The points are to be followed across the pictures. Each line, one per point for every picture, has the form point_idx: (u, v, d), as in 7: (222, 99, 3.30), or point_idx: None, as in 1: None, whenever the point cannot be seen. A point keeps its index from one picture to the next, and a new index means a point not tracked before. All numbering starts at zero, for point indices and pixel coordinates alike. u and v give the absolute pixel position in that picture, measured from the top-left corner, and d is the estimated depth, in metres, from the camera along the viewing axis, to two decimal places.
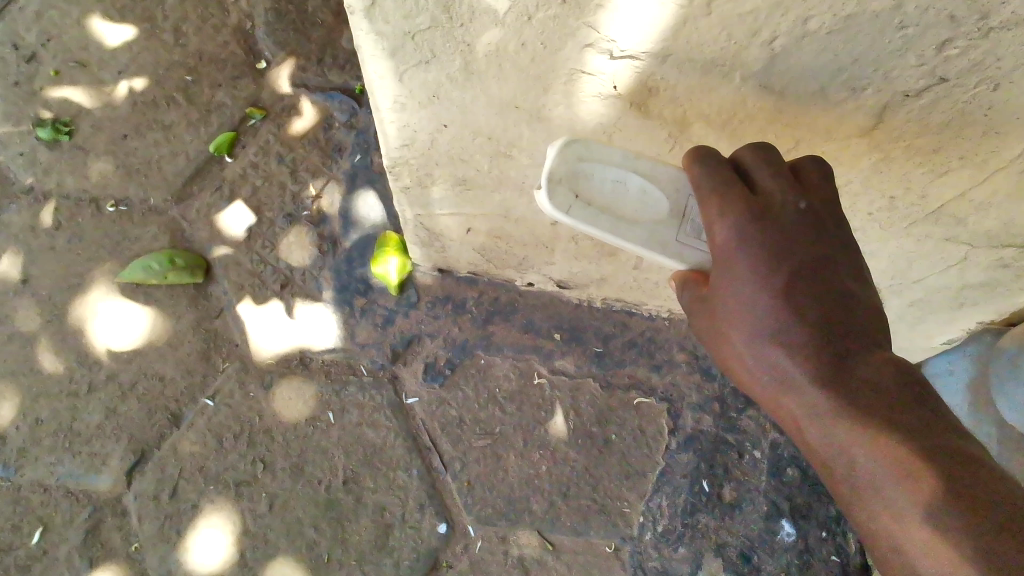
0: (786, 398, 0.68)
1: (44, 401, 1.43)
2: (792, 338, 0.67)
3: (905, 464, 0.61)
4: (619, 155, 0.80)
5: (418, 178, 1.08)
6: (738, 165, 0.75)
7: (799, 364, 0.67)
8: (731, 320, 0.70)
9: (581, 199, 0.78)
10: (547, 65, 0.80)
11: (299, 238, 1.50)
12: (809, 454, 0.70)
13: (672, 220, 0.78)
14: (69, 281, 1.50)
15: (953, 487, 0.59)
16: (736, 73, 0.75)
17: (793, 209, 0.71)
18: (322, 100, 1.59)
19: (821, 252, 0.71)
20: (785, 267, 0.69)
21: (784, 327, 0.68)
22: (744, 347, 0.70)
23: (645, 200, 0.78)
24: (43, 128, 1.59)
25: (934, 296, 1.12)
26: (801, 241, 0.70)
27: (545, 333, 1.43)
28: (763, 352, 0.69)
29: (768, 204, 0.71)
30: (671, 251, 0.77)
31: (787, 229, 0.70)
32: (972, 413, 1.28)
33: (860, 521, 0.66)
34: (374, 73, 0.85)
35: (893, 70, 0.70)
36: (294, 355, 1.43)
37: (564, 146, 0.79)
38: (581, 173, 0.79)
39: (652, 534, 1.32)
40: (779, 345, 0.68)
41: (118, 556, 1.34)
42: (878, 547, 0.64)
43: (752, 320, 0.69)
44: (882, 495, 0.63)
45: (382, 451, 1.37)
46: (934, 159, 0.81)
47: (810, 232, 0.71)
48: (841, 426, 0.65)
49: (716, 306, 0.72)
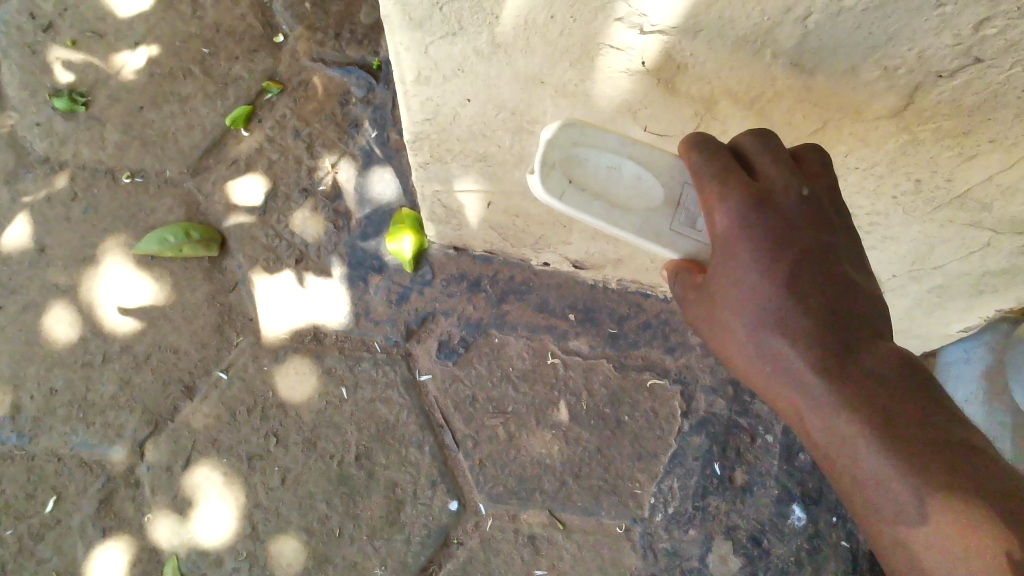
0: (787, 388, 0.70)
1: (59, 370, 1.43)
2: (796, 331, 0.69)
3: (915, 458, 0.63)
4: (614, 140, 0.80)
5: (439, 153, 1.08)
6: (739, 148, 0.75)
7: (802, 356, 0.68)
8: (734, 310, 0.71)
9: (574, 183, 0.79)
10: (576, 39, 0.79)
11: (314, 213, 1.49)
12: (807, 442, 0.72)
13: (666, 209, 0.78)
14: (84, 251, 1.50)
15: (960, 482, 0.62)
16: (767, 50, 0.74)
17: (797, 196, 0.72)
18: (339, 75, 1.58)
19: (824, 241, 0.72)
20: (789, 256, 0.70)
21: (788, 318, 0.69)
22: (747, 336, 0.71)
23: (640, 188, 0.79)
24: (60, 99, 1.59)
25: (955, 283, 1.11)
26: (805, 230, 0.71)
27: (560, 313, 1.42)
28: (765, 342, 0.70)
29: (771, 191, 0.71)
30: (664, 241, 0.78)
31: (791, 217, 0.71)
32: (986, 400, 1.27)
33: (861, 511, 0.68)
34: (400, 45, 0.85)
35: (928, 49, 0.69)
36: (307, 330, 1.43)
37: (557, 130, 0.78)
38: (575, 157, 0.79)
39: (663, 516, 1.32)
40: (782, 335, 0.69)
41: (132, 526, 1.35)
42: (882, 538, 0.67)
43: (756, 310, 0.70)
44: (888, 490, 0.64)
45: (394, 427, 1.37)
46: (964, 142, 0.80)
47: (813, 220, 0.72)
48: (843, 418, 0.66)
49: (718, 296, 0.73)
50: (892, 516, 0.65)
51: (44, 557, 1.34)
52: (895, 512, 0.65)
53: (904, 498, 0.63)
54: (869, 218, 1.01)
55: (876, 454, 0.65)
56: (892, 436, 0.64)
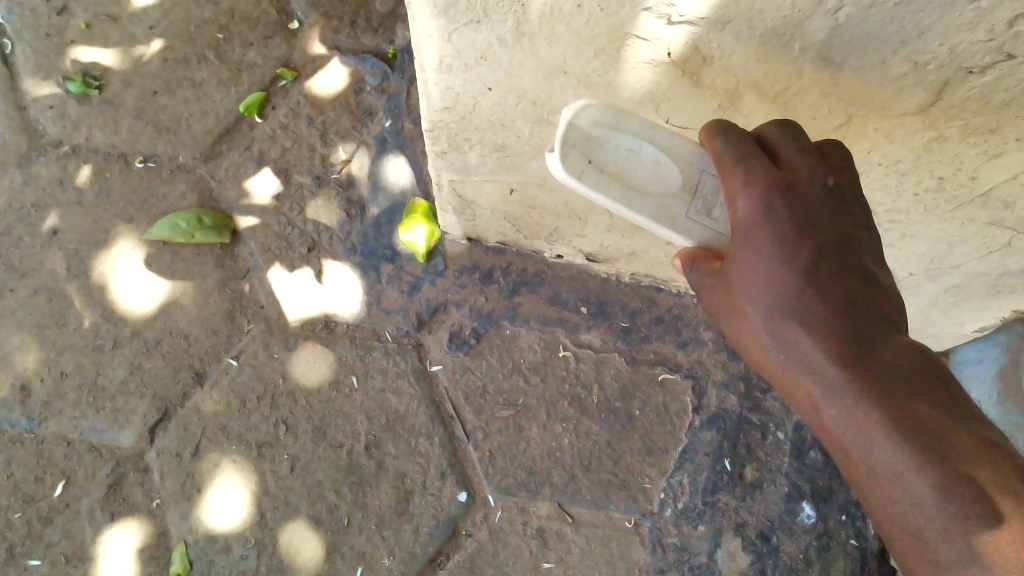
0: (804, 378, 0.69)
1: (69, 355, 1.43)
2: (813, 318, 0.68)
3: (931, 451, 0.63)
4: (635, 123, 0.79)
5: (456, 142, 1.07)
6: (760, 136, 0.75)
7: (819, 343, 0.68)
8: (752, 296, 0.71)
9: (594, 164, 0.77)
10: (602, 28, 0.78)
11: (327, 201, 1.49)
12: (821, 434, 0.71)
13: (683, 195, 0.78)
14: (96, 236, 1.49)
15: (971, 475, 0.63)
16: (795, 43, 0.74)
17: (819, 184, 0.72)
18: (354, 63, 1.57)
19: (843, 232, 0.72)
20: (810, 245, 0.70)
21: (807, 307, 0.69)
22: (764, 324, 0.70)
23: (658, 172, 0.78)
24: (73, 82, 1.58)
25: (973, 283, 1.10)
26: (826, 218, 0.71)
27: (572, 306, 1.42)
28: (782, 330, 0.69)
29: (794, 179, 0.71)
30: (680, 228, 0.77)
31: (812, 206, 0.71)
32: (998, 403, 1.25)
33: (873, 506, 0.67)
34: (421, 31, 0.84)
35: (959, 43, 0.69)
36: (319, 318, 1.42)
37: (579, 110, 0.78)
38: (595, 138, 0.78)
39: (672, 511, 1.32)
40: (801, 324, 0.69)
41: (140, 511, 1.35)
42: (895, 536, 0.66)
43: (775, 297, 0.69)
44: (905, 481, 0.64)
45: (404, 417, 1.37)
46: (990, 139, 0.80)
47: (834, 210, 0.72)
48: (859, 407, 0.66)
49: (734, 283, 0.72)
50: (909, 511, 0.64)
51: (52, 541, 1.34)
52: (911, 507, 0.64)
53: (923, 490, 0.63)
54: (889, 215, 1.00)
55: (894, 446, 0.64)
56: (912, 428, 0.64)
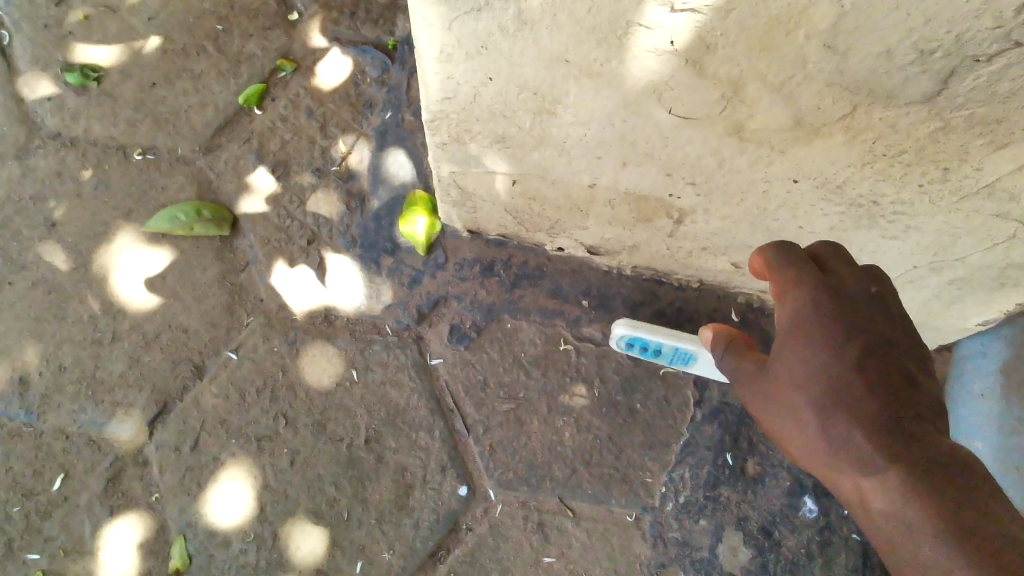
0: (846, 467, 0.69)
1: (67, 348, 1.42)
2: (851, 402, 0.70)
3: (957, 523, 0.60)
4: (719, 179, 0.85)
5: (457, 134, 1.06)
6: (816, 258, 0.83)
7: (855, 425, 0.69)
8: (797, 386, 0.74)
9: None
10: (603, 17, 0.77)
11: (327, 194, 1.48)
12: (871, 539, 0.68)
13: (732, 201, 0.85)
14: (95, 228, 1.48)
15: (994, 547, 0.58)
16: (800, 31, 0.73)
17: (864, 292, 0.78)
18: (354, 55, 1.56)
19: (890, 341, 0.75)
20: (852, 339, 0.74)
21: (848, 391, 0.71)
22: (807, 414, 0.73)
23: None
24: (72, 74, 1.57)
25: (977, 275, 1.09)
26: (872, 322, 0.76)
27: (573, 299, 1.41)
28: (823, 416, 0.72)
29: (839, 287, 0.77)
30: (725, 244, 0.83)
31: (856, 309, 0.76)
32: (1004, 395, 1.22)
33: None
34: (421, 19, 0.83)
35: (966, 31, 0.68)
36: (318, 311, 1.42)
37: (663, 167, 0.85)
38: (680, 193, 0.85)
39: (673, 505, 1.32)
40: (843, 413, 0.70)
41: (140, 504, 1.34)
42: None
43: (814, 382, 0.73)
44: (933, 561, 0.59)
45: (405, 410, 1.36)
46: (996, 129, 0.79)
47: (881, 319, 0.77)
48: (891, 486, 0.64)
49: (782, 379, 0.76)
50: None
51: (51, 535, 1.33)
52: None
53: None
54: (893, 207, 0.99)
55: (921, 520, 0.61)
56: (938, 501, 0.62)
